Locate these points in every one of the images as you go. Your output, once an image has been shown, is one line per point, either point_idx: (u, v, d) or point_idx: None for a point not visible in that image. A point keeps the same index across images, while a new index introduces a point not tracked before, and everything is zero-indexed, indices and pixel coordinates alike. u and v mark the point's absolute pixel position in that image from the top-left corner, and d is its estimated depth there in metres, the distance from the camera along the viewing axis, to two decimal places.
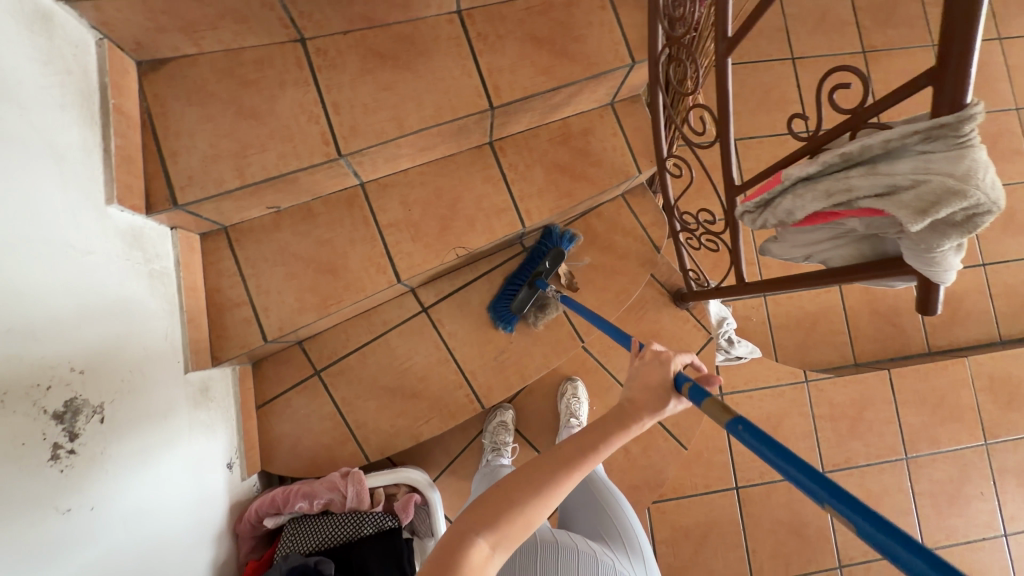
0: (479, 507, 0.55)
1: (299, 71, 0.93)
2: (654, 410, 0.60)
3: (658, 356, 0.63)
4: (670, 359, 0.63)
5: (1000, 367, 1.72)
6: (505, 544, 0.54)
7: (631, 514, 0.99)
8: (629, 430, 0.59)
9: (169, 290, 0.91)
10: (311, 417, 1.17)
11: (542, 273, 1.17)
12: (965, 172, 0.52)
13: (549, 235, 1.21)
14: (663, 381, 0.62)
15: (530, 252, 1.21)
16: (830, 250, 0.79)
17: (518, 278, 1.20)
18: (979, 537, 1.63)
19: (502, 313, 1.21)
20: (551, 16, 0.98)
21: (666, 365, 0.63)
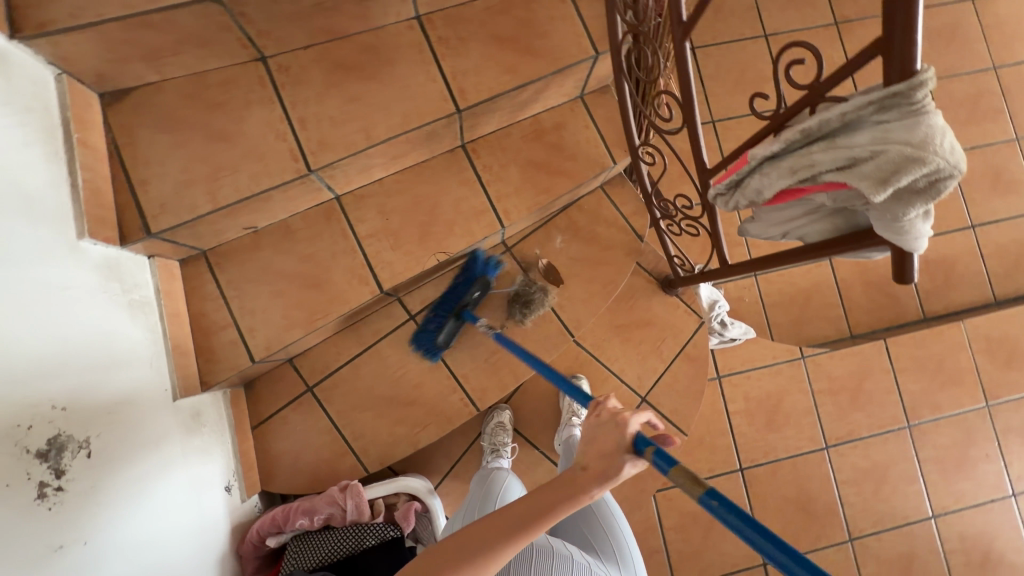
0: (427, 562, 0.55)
1: (263, 89, 0.91)
2: (606, 477, 0.58)
3: (615, 420, 0.62)
4: (626, 421, 0.62)
5: (997, 327, 1.71)
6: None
7: (624, 525, 1.01)
8: (577, 499, 0.57)
9: (151, 318, 0.91)
10: (307, 434, 1.17)
11: (470, 305, 1.17)
12: (922, 139, 0.52)
13: (472, 262, 1.17)
14: (619, 443, 0.60)
15: (453, 280, 1.17)
16: (806, 226, 0.78)
17: (443, 309, 1.17)
18: (988, 500, 1.62)
19: (425, 345, 1.18)
20: (513, 14, 0.97)
21: (622, 428, 0.61)
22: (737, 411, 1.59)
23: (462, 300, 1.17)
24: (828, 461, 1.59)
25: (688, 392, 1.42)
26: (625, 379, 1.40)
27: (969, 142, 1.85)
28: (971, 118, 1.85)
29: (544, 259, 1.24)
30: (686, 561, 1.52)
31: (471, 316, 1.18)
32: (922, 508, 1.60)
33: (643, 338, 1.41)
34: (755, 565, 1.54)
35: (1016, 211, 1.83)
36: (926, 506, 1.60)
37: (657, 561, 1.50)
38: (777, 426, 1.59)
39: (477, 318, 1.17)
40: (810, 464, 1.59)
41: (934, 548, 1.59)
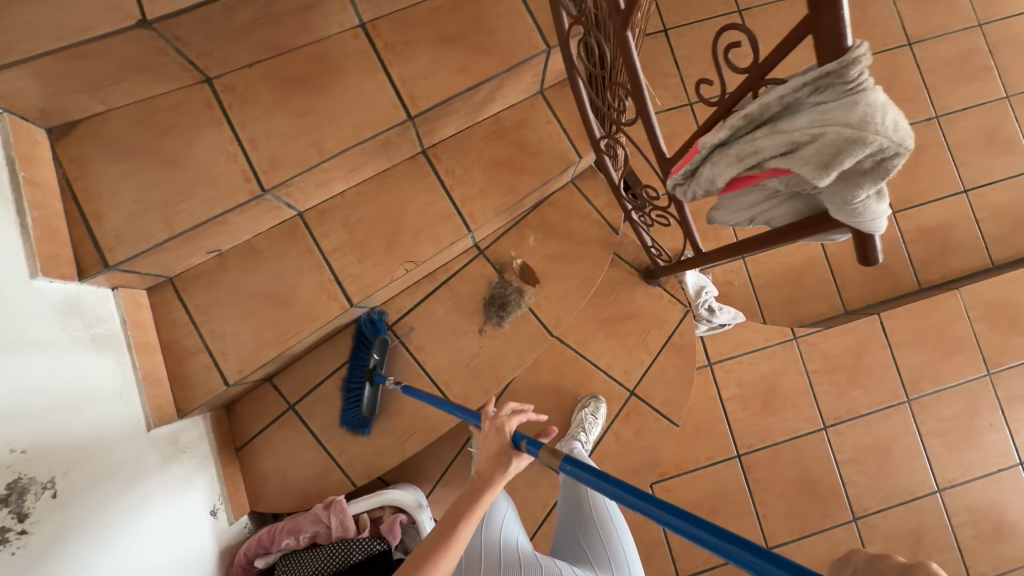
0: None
1: (211, 112, 0.89)
2: (504, 469, 0.71)
3: (497, 426, 0.75)
4: (507, 425, 0.77)
5: (998, 293, 1.65)
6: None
7: (623, 537, 1.00)
8: (482, 497, 0.66)
9: (118, 351, 0.91)
10: (293, 451, 1.17)
11: (375, 368, 1.14)
12: (861, 119, 0.49)
13: (360, 330, 1.16)
14: (503, 445, 0.74)
15: (351, 351, 1.15)
16: (771, 211, 0.75)
17: (352, 381, 1.15)
18: (996, 470, 1.58)
19: (356, 421, 1.16)
20: (460, 13, 0.94)
21: (506, 429, 0.76)
22: (731, 397, 1.56)
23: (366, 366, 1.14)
24: (828, 441, 1.56)
25: (677, 382, 1.40)
26: (612, 374, 1.38)
27: (959, 103, 1.78)
28: (960, 78, 1.79)
29: (517, 259, 1.22)
30: (688, 550, 1.50)
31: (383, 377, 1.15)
32: (928, 482, 1.57)
33: (628, 331, 1.39)
34: None
35: (1010, 172, 1.77)
36: (931, 480, 1.57)
37: (659, 553, 1.49)
38: (775, 410, 1.56)
39: (385, 378, 1.13)
40: (810, 446, 1.56)
41: (943, 522, 1.56)
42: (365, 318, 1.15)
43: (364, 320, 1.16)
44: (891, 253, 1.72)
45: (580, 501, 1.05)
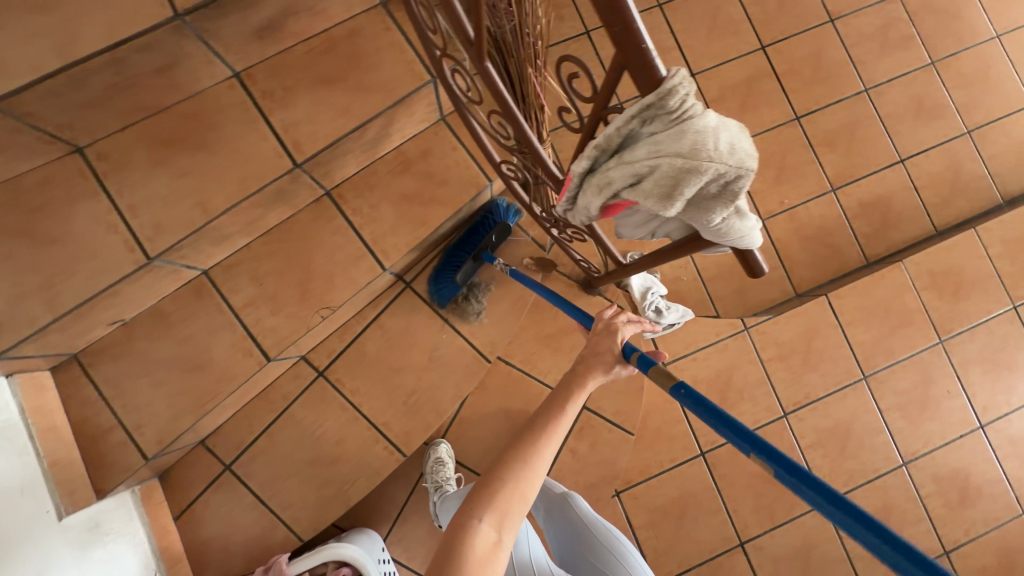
0: (471, 497, 0.62)
1: (85, 182, 0.83)
2: (596, 375, 0.75)
3: (610, 331, 0.81)
4: (615, 337, 0.80)
5: (940, 261, 1.65)
6: (504, 523, 0.61)
7: (632, 549, 0.96)
8: (591, 379, 0.74)
9: (17, 441, 0.86)
10: (233, 513, 1.13)
11: (487, 247, 1.16)
12: (693, 147, 0.47)
13: (496, 209, 1.18)
14: (612, 347, 0.79)
15: (475, 224, 1.17)
16: (666, 225, 0.72)
17: (460, 251, 1.18)
18: (957, 436, 1.59)
19: (441, 287, 1.18)
20: (337, 52, 0.92)
21: (614, 339, 0.80)
22: None
23: (481, 242, 1.16)
24: (789, 428, 1.56)
25: None
26: None
27: (886, 74, 1.77)
28: (884, 49, 1.78)
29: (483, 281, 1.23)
30: (662, 555, 1.49)
31: (489, 258, 1.17)
32: (892, 457, 1.57)
33: None
34: (732, 547, 1.51)
35: (943, 137, 1.77)
36: (895, 454, 1.57)
37: None
38: (731, 403, 1.56)
39: (494, 261, 1.15)
40: (771, 435, 1.55)
41: (910, 495, 1.56)
42: (504, 203, 1.19)
43: (499, 205, 1.19)
44: (835, 230, 1.71)
45: (576, 526, 1.01)
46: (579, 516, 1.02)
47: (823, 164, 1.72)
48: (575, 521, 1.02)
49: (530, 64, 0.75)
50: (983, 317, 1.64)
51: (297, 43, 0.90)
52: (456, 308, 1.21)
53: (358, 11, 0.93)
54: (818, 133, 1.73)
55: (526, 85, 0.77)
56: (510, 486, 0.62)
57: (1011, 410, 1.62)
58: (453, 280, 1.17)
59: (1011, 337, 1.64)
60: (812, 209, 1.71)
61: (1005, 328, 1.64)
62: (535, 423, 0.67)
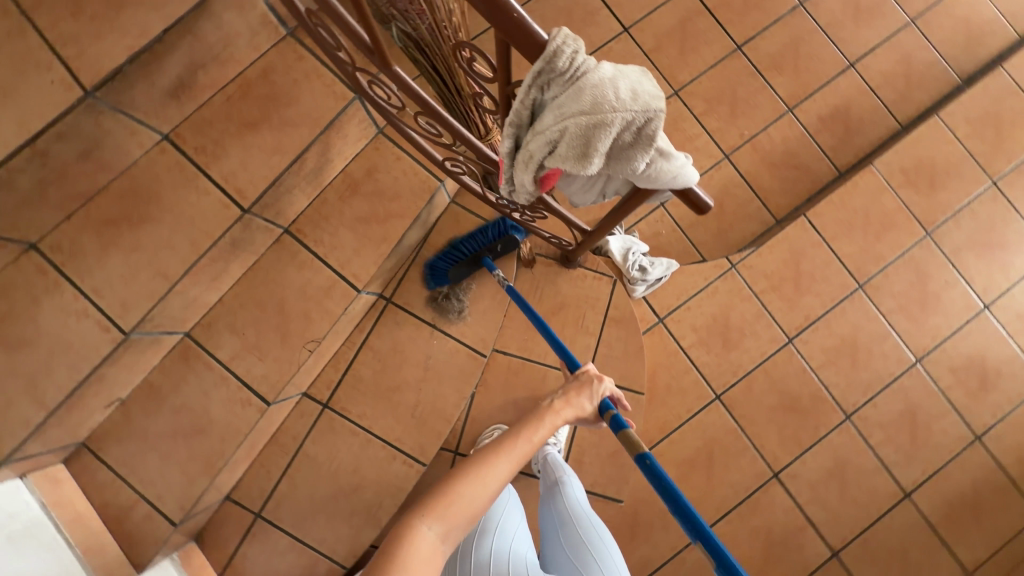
0: (427, 500, 0.64)
1: (44, 276, 0.83)
2: (569, 410, 0.83)
3: (589, 382, 0.88)
4: (595, 388, 0.88)
5: (910, 156, 1.64)
6: (449, 535, 0.63)
7: (613, 554, 0.95)
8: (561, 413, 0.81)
9: (45, 535, 0.88)
10: (273, 558, 1.15)
11: (490, 254, 1.19)
12: (594, 103, 0.48)
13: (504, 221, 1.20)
14: (588, 397, 0.87)
15: (484, 226, 1.18)
16: (609, 181, 0.72)
17: (463, 248, 1.19)
18: (963, 323, 1.59)
19: (437, 274, 1.20)
20: (255, 93, 0.92)
21: (596, 388, 0.88)
22: (691, 344, 1.55)
23: (483, 248, 1.19)
24: (797, 353, 1.56)
25: (627, 355, 1.39)
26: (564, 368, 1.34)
27: None
28: None
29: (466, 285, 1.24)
30: (701, 504, 1.50)
31: (488, 265, 1.20)
32: (904, 357, 1.57)
33: (564, 323, 1.37)
34: (768, 481, 1.52)
35: (887, 33, 1.74)
36: (907, 354, 1.57)
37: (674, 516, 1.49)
38: (735, 343, 1.55)
39: (493, 270, 1.18)
40: (781, 364, 1.55)
41: (930, 392, 1.56)
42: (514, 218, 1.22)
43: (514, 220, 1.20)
44: (800, 150, 1.70)
45: (564, 520, 1.01)
46: (569, 510, 1.02)
47: (773, 87, 1.71)
48: (562, 514, 1.02)
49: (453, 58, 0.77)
50: (965, 201, 1.62)
51: (214, 94, 0.90)
52: (437, 306, 1.22)
53: (267, 48, 0.94)
54: (762, 58, 1.71)
55: (456, 77, 0.79)
56: (469, 504, 0.64)
57: (1012, 285, 1.61)
58: (448, 269, 1.19)
59: (997, 215, 1.62)
60: (772, 135, 1.70)
61: (988, 208, 1.62)
62: (504, 444, 0.71)
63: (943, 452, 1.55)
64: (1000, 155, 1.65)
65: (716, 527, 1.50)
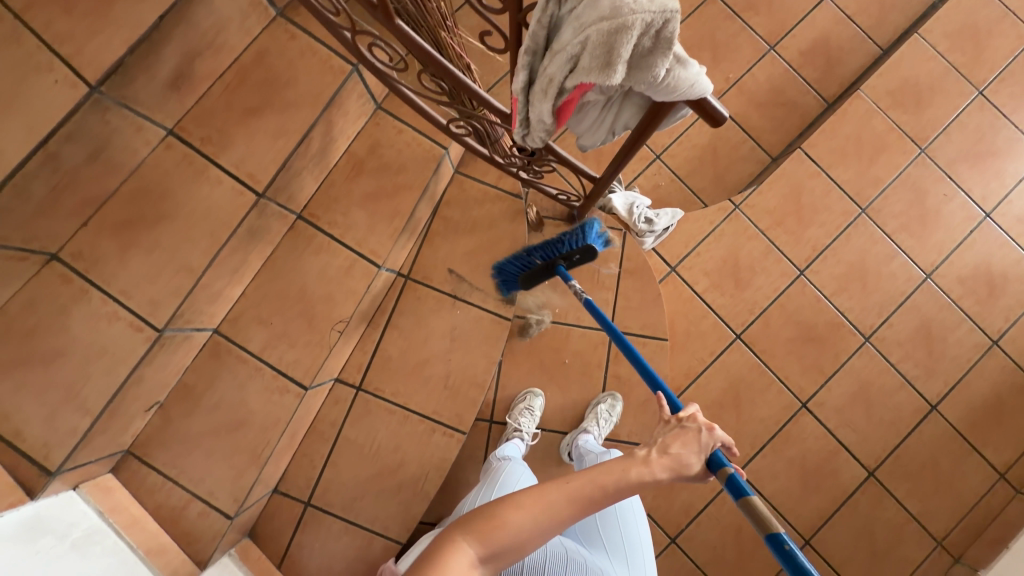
0: (473, 521, 0.62)
1: (70, 285, 0.83)
2: (664, 466, 0.66)
3: (700, 432, 0.70)
4: (703, 437, 0.69)
5: (895, 77, 1.65)
6: (487, 562, 0.60)
7: (632, 517, 1.00)
8: (652, 469, 0.65)
9: (107, 541, 0.88)
10: (328, 543, 1.16)
11: (565, 262, 1.18)
12: (614, 8, 0.50)
13: (584, 229, 1.18)
14: (692, 446, 0.69)
15: (563, 234, 1.17)
16: (621, 115, 0.73)
17: (538, 255, 1.20)
18: (966, 234, 1.61)
19: (507, 278, 1.23)
20: (252, 79, 0.92)
21: (702, 439, 0.69)
22: (705, 289, 1.57)
23: (558, 255, 1.18)
24: (809, 284, 1.58)
25: (645, 304, 1.40)
26: (587, 324, 1.35)
27: None
28: None
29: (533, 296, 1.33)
30: (734, 443, 1.53)
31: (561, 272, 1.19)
32: (912, 275, 1.60)
33: (580, 280, 1.38)
34: (796, 412, 1.55)
35: None
36: (915, 271, 1.60)
37: None
38: (747, 282, 1.57)
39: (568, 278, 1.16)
40: (795, 296, 1.57)
41: (942, 304, 1.59)
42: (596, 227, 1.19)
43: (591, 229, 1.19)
44: (786, 87, 1.72)
45: None
46: None
47: (752, 28, 1.71)
48: None
49: (441, 29, 0.80)
50: (953, 115, 1.64)
51: (212, 84, 0.90)
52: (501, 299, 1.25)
53: (258, 33, 0.94)
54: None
55: (444, 49, 0.83)
56: (515, 537, 0.60)
57: (1009, 191, 1.63)
58: (520, 275, 1.22)
59: (986, 124, 1.64)
60: (757, 74, 1.71)
61: (976, 118, 1.64)
62: (565, 486, 0.63)
63: (961, 362, 1.58)
64: (983, 66, 1.66)
65: (752, 463, 1.53)
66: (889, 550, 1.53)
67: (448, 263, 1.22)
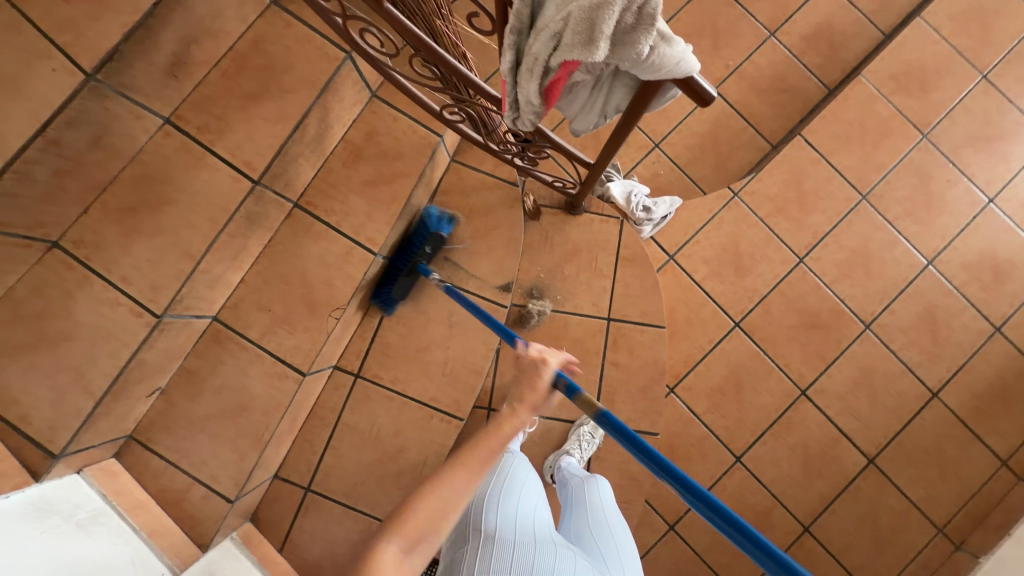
0: (384, 522, 0.60)
1: (72, 272, 0.85)
2: (531, 408, 0.69)
3: (539, 366, 0.73)
4: (546, 369, 0.73)
5: (898, 61, 1.63)
6: (413, 552, 0.59)
7: (627, 538, 0.91)
8: (519, 416, 0.67)
9: (111, 523, 0.90)
10: (330, 527, 1.18)
11: (422, 259, 1.15)
12: None
13: (424, 220, 1.17)
14: (545, 381, 0.72)
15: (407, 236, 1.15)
16: (611, 97, 0.73)
17: (397, 266, 1.15)
18: (971, 220, 1.59)
19: (384, 301, 1.17)
20: (249, 66, 0.93)
21: (545, 370, 0.73)
22: (705, 277, 1.56)
23: (415, 256, 1.15)
24: (809, 272, 1.57)
25: (644, 291, 1.40)
26: (583, 311, 1.38)
27: None
28: None
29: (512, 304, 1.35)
30: (735, 431, 1.53)
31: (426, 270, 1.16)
32: (915, 261, 1.58)
33: (578, 268, 1.38)
34: (797, 399, 1.55)
35: None
36: (918, 257, 1.58)
37: (709, 445, 1.53)
38: (747, 269, 1.57)
39: (431, 269, 1.14)
40: (796, 283, 1.57)
41: (945, 291, 1.58)
42: (435, 213, 1.17)
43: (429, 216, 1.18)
44: (788, 73, 1.70)
45: (583, 502, 1.00)
46: (592, 495, 1.01)
47: (753, 14, 1.70)
48: (584, 497, 1.01)
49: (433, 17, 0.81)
50: (957, 99, 1.62)
51: (209, 71, 0.91)
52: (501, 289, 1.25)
53: (254, 20, 0.95)
54: None
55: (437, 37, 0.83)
56: (427, 524, 0.59)
57: (1015, 175, 1.61)
58: (393, 294, 1.16)
59: (992, 108, 1.62)
60: (758, 61, 1.69)
61: (982, 102, 1.62)
62: (454, 463, 0.62)
63: (965, 348, 1.56)
64: (989, 48, 1.63)
65: (753, 451, 1.53)
66: (891, 537, 1.53)
67: (445, 251, 1.23)
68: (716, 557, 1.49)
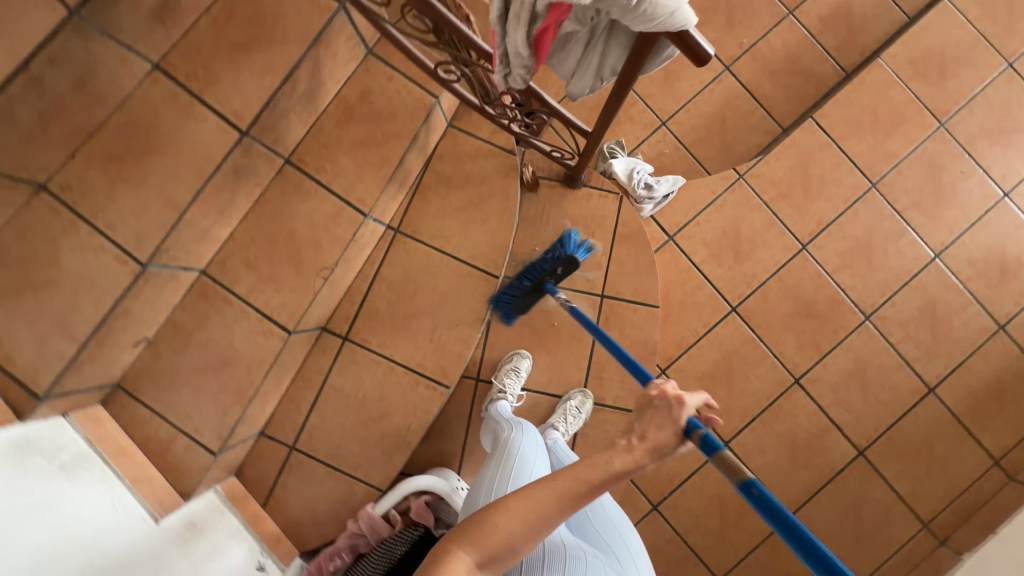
0: (465, 529, 0.56)
1: (57, 216, 0.84)
2: (652, 454, 0.58)
3: (673, 407, 0.61)
4: (682, 411, 0.61)
5: (919, 46, 1.57)
6: (489, 567, 0.55)
7: (628, 525, 0.91)
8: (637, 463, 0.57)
9: (93, 467, 0.90)
10: (312, 486, 1.20)
11: (551, 278, 1.24)
12: None
13: (566, 241, 1.26)
14: (676, 427, 0.60)
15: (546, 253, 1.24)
16: (607, 56, 0.70)
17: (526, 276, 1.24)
18: (981, 214, 1.55)
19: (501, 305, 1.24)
20: (239, 14, 0.91)
21: (681, 414, 0.61)
22: (703, 260, 1.54)
23: (544, 272, 1.24)
24: (811, 259, 1.54)
25: (638, 271, 1.38)
26: (576, 287, 1.37)
27: None
28: None
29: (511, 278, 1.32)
30: (723, 415, 1.53)
31: (550, 288, 1.24)
32: (921, 254, 1.54)
33: None
34: (789, 387, 1.53)
35: None
36: (924, 250, 1.55)
37: None
38: (747, 255, 1.54)
39: (557, 289, 1.22)
40: (796, 270, 1.54)
41: (949, 285, 1.54)
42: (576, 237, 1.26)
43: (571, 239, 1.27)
44: (803, 54, 1.65)
45: None
46: None
47: None
48: None
49: None
50: (978, 88, 1.56)
51: (198, 19, 0.89)
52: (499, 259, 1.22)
53: None
54: None
55: None
56: (506, 541, 0.55)
57: None
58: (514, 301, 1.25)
59: (1013, 98, 1.56)
60: (773, 40, 1.64)
61: (1004, 92, 1.56)
62: (555, 483, 0.57)
63: (965, 345, 1.53)
64: (1015, 36, 1.57)
65: (740, 437, 1.53)
66: (875, 530, 1.52)
67: (438, 218, 1.22)
68: (697, 538, 1.50)
